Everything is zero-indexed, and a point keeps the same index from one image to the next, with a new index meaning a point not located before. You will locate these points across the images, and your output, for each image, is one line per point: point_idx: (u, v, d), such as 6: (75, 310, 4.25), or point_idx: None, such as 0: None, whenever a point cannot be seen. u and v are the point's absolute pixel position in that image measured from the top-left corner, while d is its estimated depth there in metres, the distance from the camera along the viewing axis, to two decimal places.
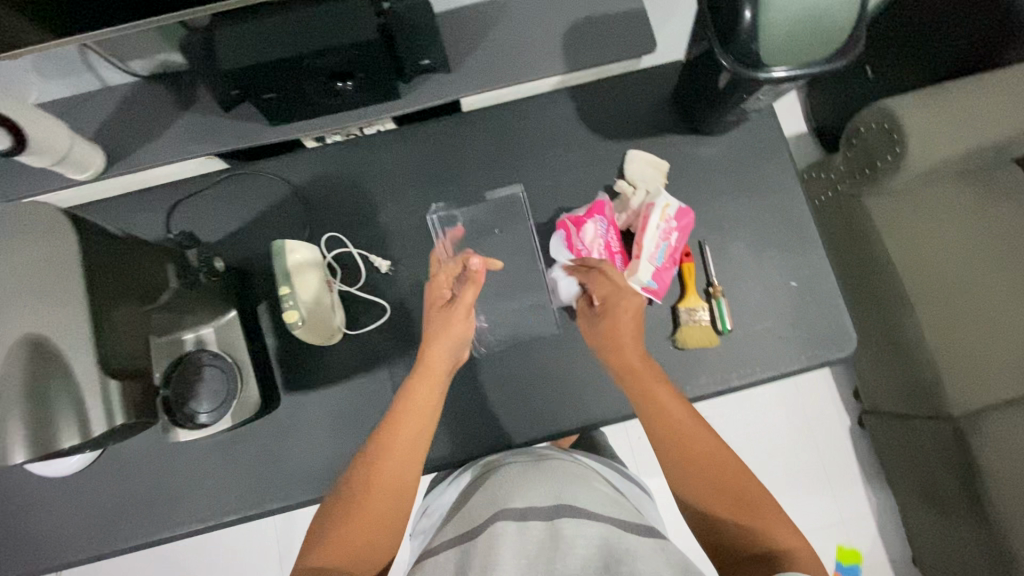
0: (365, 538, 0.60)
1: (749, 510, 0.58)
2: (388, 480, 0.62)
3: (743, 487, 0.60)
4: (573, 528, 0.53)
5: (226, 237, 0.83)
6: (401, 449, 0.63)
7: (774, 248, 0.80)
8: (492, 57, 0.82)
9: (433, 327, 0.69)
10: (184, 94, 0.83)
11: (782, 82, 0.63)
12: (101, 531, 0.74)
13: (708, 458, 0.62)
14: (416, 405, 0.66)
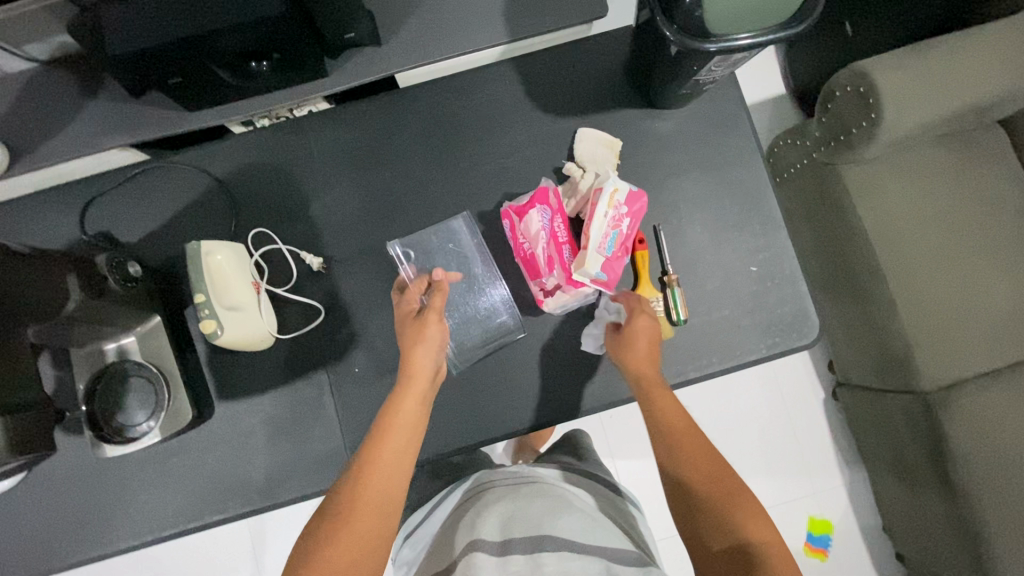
0: (348, 558, 0.52)
1: (725, 498, 0.55)
2: (377, 495, 0.55)
3: (722, 477, 0.57)
4: (558, 563, 0.51)
5: (147, 236, 0.77)
6: (387, 460, 0.57)
7: (734, 230, 0.75)
8: (426, 27, 0.75)
9: (409, 335, 0.64)
10: (88, 79, 0.75)
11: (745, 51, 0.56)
12: (34, 552, 0.71)
13: (692, 446, 0.59)
14: (405, 414, 0.60)
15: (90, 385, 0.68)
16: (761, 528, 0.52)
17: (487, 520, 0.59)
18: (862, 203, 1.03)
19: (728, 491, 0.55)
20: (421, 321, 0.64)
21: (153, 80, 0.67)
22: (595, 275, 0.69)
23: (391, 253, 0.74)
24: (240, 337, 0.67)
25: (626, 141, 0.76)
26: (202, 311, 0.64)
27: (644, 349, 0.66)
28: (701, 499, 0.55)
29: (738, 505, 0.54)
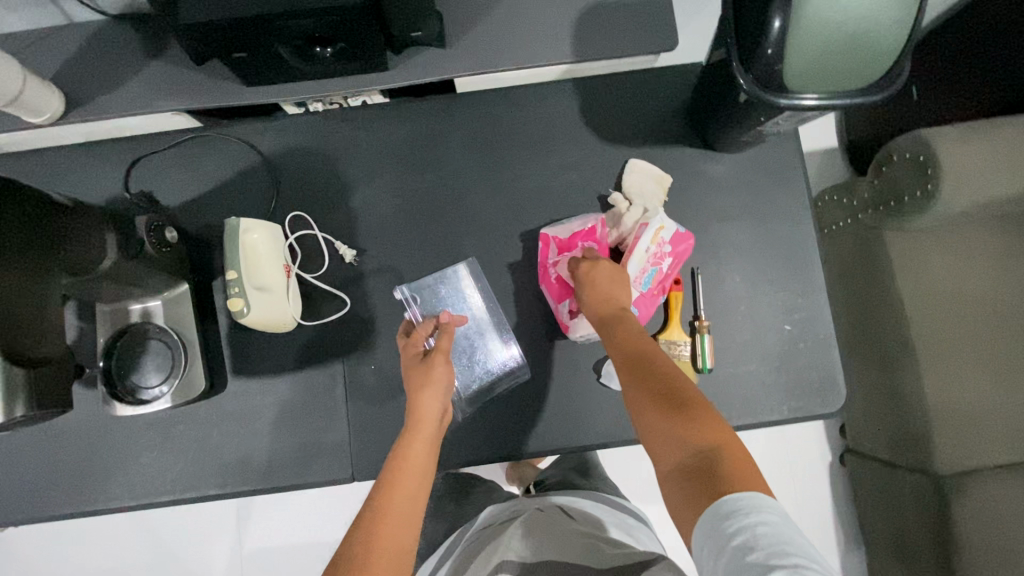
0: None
1: (685, 416, 0.51)
2: (393, 546, 0.52)
3: (686, 396, 0.53)
4: None
5: (185, 203, 0.77)
6: (402, 508, 0.56)
7: (772, 286, 0.73)
8: (492, 36, 0.75)
9: (416, 379, 0.65)
10: (155, 41, 0.76)
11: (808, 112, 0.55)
12: (30, 496, 0.71)
13: (655, 372, 0.56)
14: (414, 462, 0.59)
15: (109, 341, 0.68)
16: (721, 438, 0.49)
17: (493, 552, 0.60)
18: (904, 268, 1.00)
19: (691, 408, 0.52)
20: (428, 364, 0.66)
21: (216, 51, 0.67)
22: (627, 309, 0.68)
23: (397, 296, 0.74)
24: (262, 318, 0.66)
25: (676, 178, 0.75)
26: (230, 288, 0.64)
27: (604, 290, 0.65)
28: (662, 423, 0.52)
29: (700, 421, 0.50)
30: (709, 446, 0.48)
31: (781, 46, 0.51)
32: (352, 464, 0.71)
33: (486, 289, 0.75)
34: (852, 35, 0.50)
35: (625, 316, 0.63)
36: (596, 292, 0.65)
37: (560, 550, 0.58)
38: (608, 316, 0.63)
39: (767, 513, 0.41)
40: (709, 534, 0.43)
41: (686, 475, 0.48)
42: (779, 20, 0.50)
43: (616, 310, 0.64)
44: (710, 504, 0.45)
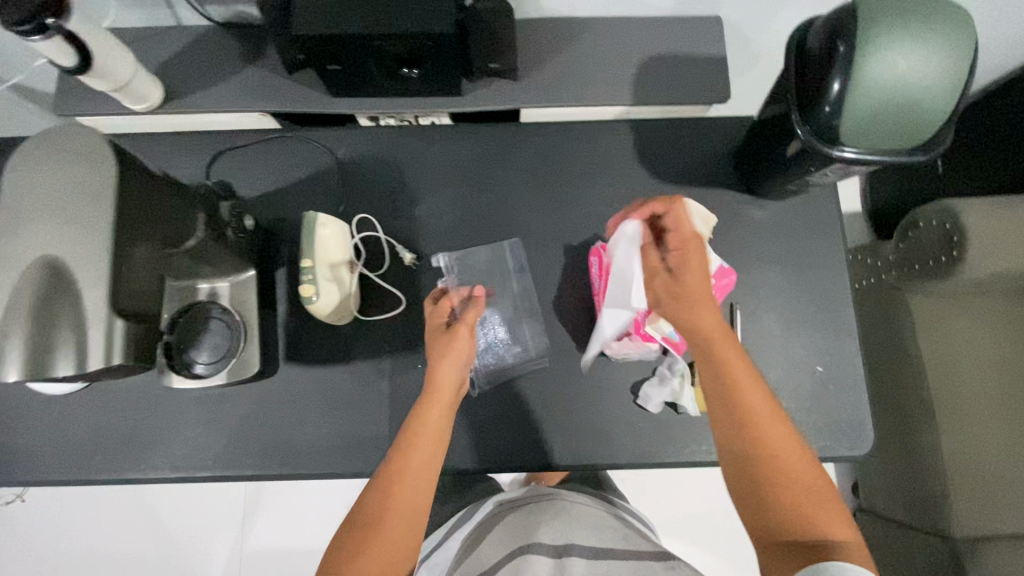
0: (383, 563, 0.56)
1: (803, 496, 0.54)
2: (403, 508, 0.59)
3: (801, 469, 0.55)
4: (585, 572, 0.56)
5: (260, 194, 0.82)
6: (413, 475, 0.61)
7: (807, 327, 0.77)
8: (560, 74, 0.82)
9: (438, 349, 0.68)
10: (253, 47, 0.83)
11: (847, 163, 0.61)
12: (76, 457, 0.73)
13: (769, 436, 0.56)
14: (428, 433, 0.63)
15: (178, 312, 0.71)
16: (833, 523, 0.52)
17: (517, 533, 0.64)
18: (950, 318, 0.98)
19: (808, 486, 0.54)
20: (450, 335, 0.68)
21: (315, 61, 0.74)
22: (667, 332, 0.71)
23: (433, 262, 0.79)
24: (324, 307, 0.70)
25: (721, 218, 0.80)
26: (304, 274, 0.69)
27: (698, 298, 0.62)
28: (770, 490, 0.54)
29: (816, 502, 0.53)
30: (825, 532, 0.52)
31: (841, 103, 0.57)
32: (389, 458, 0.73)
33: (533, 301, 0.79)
34: (911, 96, 0.55)
35: (731, 346, 0.60)
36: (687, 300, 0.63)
37: (583, 535, 0.62)
38: (716, 344, 0.60)
39: None
40: None
41: (792, 550, 0.51)
42: (840, 81, 0.56)
43: (721, 338, 0.61)
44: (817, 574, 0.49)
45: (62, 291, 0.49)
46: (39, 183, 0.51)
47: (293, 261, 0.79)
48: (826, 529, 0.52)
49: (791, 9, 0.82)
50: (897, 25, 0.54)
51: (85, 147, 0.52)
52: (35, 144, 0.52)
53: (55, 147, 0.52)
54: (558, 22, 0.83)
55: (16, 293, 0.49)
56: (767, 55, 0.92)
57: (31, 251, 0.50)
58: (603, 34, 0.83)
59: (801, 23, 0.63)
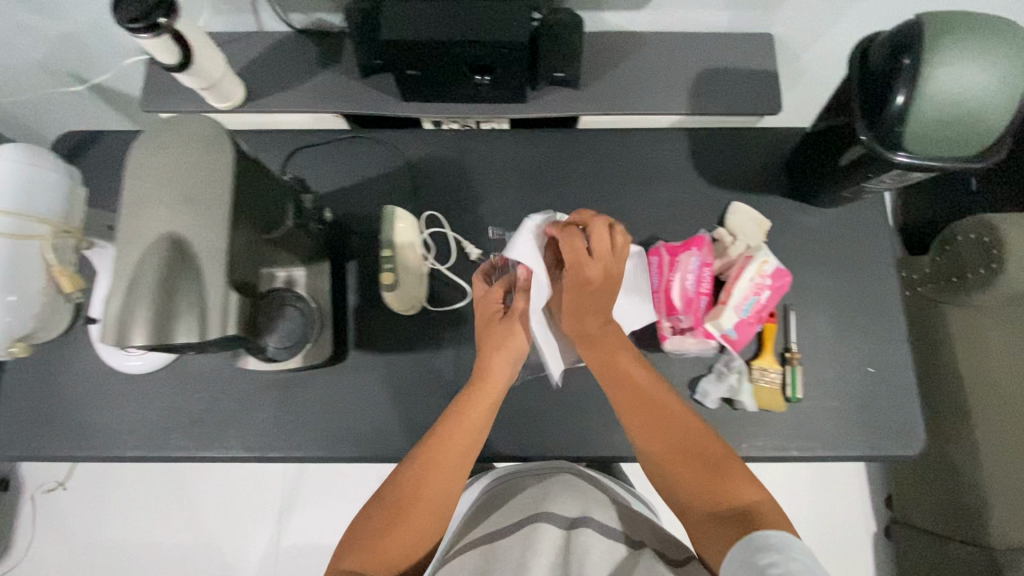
0: (407, 539, 0.63)
1: (707, 468, 0.62)
2: (434, 494, 0.64)
3: (702, 443, 0.64)
4: (588, 540, 0.64)
5: (331, 190, 0.86)
6: (445, 467, 0.65)
7: (859, 330, 0.79)
8: (620, 84, 0.86)
9: (491, 342, 0.70)
10: (330, 52, 0.88)
11: (904, 167, 0.64)
12: (154, 434, 0.77)
13: (664, 422, 0.65)
14: (465, 430, 0.66)
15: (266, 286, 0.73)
16: (746, 491, 0.60)
17: (529, 501, 0.71)
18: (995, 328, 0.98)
19: (707, 459, 0.63)
20: (509, 330, 0.70)
21: (393, 66, 0.78)
22: (725, 330, 0.74)
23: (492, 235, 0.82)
24: (399, 297, 0.75)
25: (774, 223, 0.83)
26: (385, 264, 0.74)
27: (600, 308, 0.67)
28: (678, 468, 0.63)
29: (721, 472, 0.62)
30: (734, 499, 0.60)
31: (904, 113, 0.60)
32: None
33: None
34: (970, 107, 0.58)
35: (618, 345, 0.69)
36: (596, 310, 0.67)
37: (592, 510, 0.69)
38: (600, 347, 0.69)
39: (793, 549, 0.53)
40: (739, 559, 0.54)
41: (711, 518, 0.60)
42: (903, 93, 0.60)
43: (608, 339, 0.69)
44: (741, 538, 0.56)
45: (185, 264, 0.53)
46: (159, 167, 0.55)
47: (363, 254, 0.83)
48: (736, 496, 0.60)
49: (840, 27, 0.86)
50: (959, 42, 0.58)
51: (200, 134, 0.56)
52: (154, 133, 0.56)
53: (176, 135, 0.56)
54: (618, 35, 0.87)
55: (141, 268, 0.52)
56: (813, 70, 0.96)
57: (155, 228, 0.53)
58: (661, 46, 0.87)
59: (863, 40, 0.67)
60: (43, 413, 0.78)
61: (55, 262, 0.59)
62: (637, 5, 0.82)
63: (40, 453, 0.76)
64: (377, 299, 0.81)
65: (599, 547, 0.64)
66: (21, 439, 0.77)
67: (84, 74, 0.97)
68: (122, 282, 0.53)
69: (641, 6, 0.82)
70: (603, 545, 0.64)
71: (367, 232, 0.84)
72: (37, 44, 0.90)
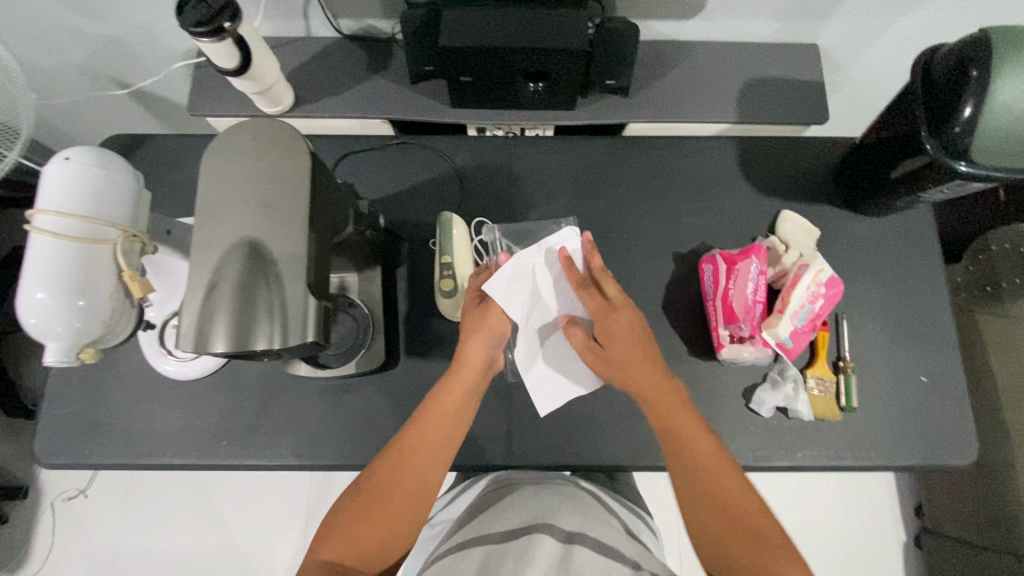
0: (384, 534, 0.59)
1: (749, 540, 0.57)
2: (412, 483, 0.61)
3: (740, 503, 0.59)
4: (585, 557, 0.54)
5: (380, 196, 0.86)
6: (422, 453, 0.63)
7: (910, 338, 0.79)
8: (669, 92, 0.86)
9: (469, 325, 0.71)
10: (379, 58, 0.88)
11: (970, 178, 0.64)
12: (202, 440, 0.75)
13: (715, 484, 0.60)
14: (443, 412, 0.65)
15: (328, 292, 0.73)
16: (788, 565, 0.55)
17: (528, 507, 0.62)
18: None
19: (747, 523, 0.58)
20: (485, 310, 0.71)
21: (448, 73, 0.78)
22: (782, 338, 0.75)
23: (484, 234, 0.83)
24: (457, 303, 0.76)
25: (822, 233, 0.83)
26: (444, 271, 0.76)
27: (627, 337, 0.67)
28: (713, 524, 0.59)
29: (761, 539, 0.57)
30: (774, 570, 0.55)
31: (972, 125, 0.61)
32: (508, 450, 0.76)
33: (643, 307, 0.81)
34: None
35: (664, 380, 0.65)
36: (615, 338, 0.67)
37: (593, 526, 0.60)
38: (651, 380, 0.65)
39: None
40: None
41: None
42: (971, 106, 0.60)
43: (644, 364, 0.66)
44: None
45: (264, 269, 0.52)
46: (234, 173, 0.54)
47: (413, 260, 0.83)
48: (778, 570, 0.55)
49: (887, 38, 0.87)
50: None
51: (274, 138, 0.56)
52: (225, 138, 0.56)
53: (251, 139, 0.56)
54: (666, 45, 0.88)
55: (220, 272, 0.52)
56: (854, 80, 0.97)
57: (234, 232, 0.53)
58: (709, 56, 0.88)
59: (925, 51, 0.68)
60: (89, 419, 0.76)
61: (125, 266, 0.58)
62: (689, 14, 0.83)
63: (87, 460, 0.75)
64: (428, 305, 0.81)
65: (596, 565, 0.54)
66: (66, 446, 0.75)
67: (125, 78, 0.97)
68: (200, 288, 0.52)
69: (693, 15, 0.83)
70: (602, 561, 0.55)
71: (416, 239, 0.84)
72: (82, 47, 0.89)
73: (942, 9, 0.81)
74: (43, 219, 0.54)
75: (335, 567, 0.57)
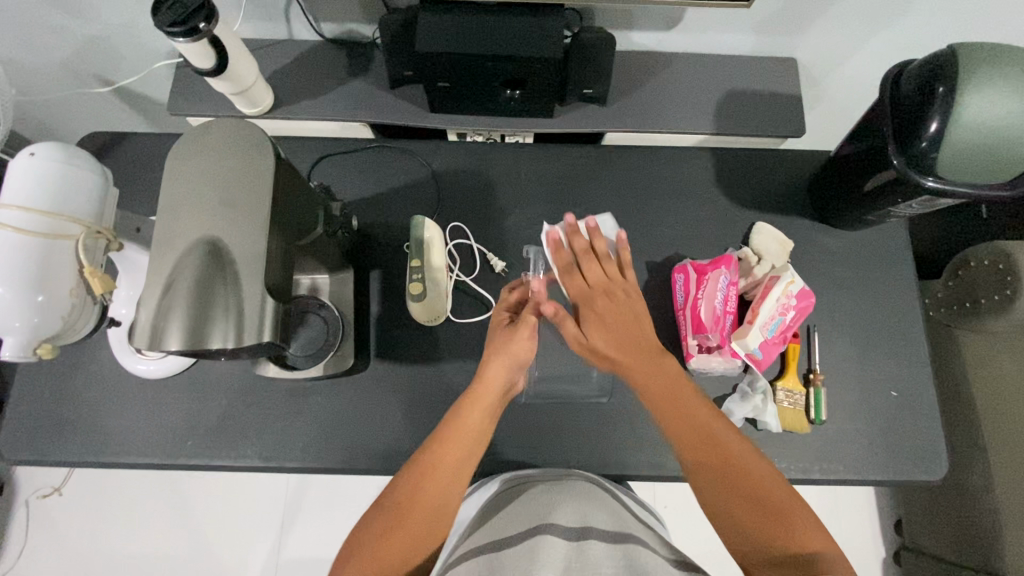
0: (410, 547, 0.58)
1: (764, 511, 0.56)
2: (434, 499, 0.60)
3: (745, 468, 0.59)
4: (599, 551, 0.54)
5: (357, 198, 0.86)
6: (447, 469, 0.62)
7: (881, 352, 0.79)
8: (647, 101, 0.87)
9: (497, 344, 0.70)
10: (360, 62, 0.88)
11: (937, 193, 0.65)
12: (169, 439, 0.75)
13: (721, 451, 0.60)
14: (471, 427, 0.65)
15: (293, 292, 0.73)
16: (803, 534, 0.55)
17: (533, 509, 0.61)
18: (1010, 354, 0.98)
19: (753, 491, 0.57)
20: (512, 331, 0.70)
21: (425, 78, 0.79)
22: (751, 349, 0.74)
23: (527, 253, 0.84)
24: (426, 306, 0.77)
25: (796, 245, 0.84)
26: (414, 274, 0.76)
27: (618, 308, 0.69)
28: (733, 505, 0.57)
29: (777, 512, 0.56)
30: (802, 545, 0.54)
31: (939, 141, 0.61)
32: (476, 458, 0.75)
33: None
34: (1005, 136, 0.58)
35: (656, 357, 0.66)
36: (603, 309, 0.69)
37: (596, 517, 0.59)
38: (631, 354, 0.67)
39: None
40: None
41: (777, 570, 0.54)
42: (937, 121, 0.60)
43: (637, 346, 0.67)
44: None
45: (222, 269, 0.53)
46: (198, 171, 0.54)
47: (388, 263, 0.83)
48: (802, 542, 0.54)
49: (863, 53, 0.88)
50: (992, 71, 0.58)
51: (240, 138, 0.56)
52: (190, 137, 0.56)
53: (217, 138, 0.55)
54: (645, 56, 0.89)
55: (177, 272, 0.52)
56: (833, 94, 0.98)
57: (192, 230, 0.53)
58: (688, 67, 0.88)
59: (893, 68, 0.68)
60: (56, 416, 0.76)
61: (87, 262, 0.57)
62: (667, 26, 0.84)
63: (51, 458, 0.75)
64: (400, 309, 0.81)
65: (610, 558, 0.53)
66: (32, 442, 0.75)
67: (109, 76, 0.97)
68: (157, 287, 0.52)
69: (671, 27, 0.84)
70: (616, 553, 0.54)
71: (392, 242, 0.84)
72: (65, 44, 0.90)
73: (916, 26, 0.82)
74: (3, 213, 0.54)
75: None
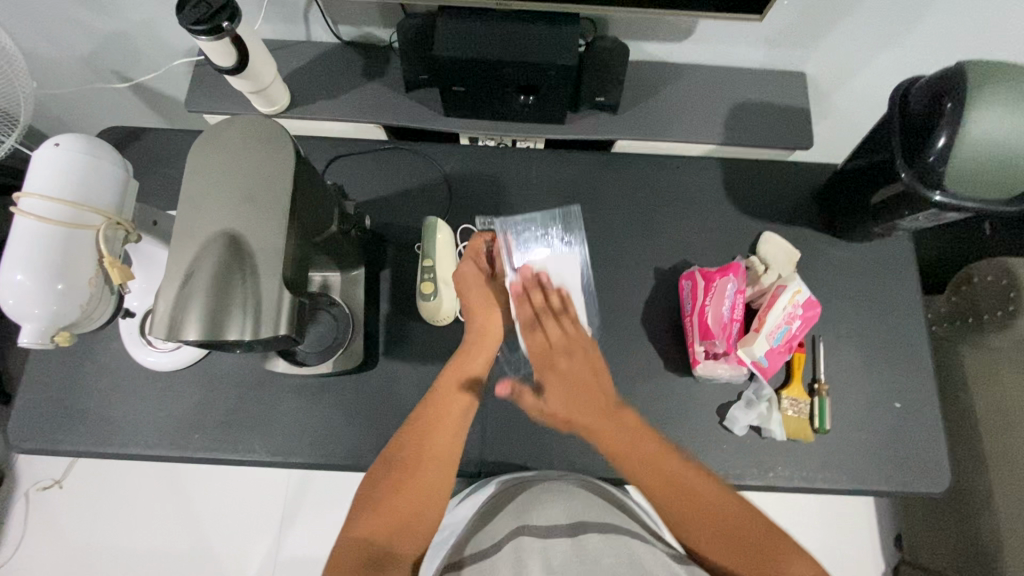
0: (415, 507, 0.59)
1: (753, 555, 0.54)
2: (436, 454, 0.63)
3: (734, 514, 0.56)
4: (597, 544, 0.54)
5: (368, 198, 0.87)
6: (448, 419, 0.66)
7: (885, 364, 0.80)
8: (657, 110, 0.88)
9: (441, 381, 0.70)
10: (376, 64, 0.90)
11: (944, 207, 0.65)
12: (176, 431, 0.75)
13: (711, 502, 0.57)
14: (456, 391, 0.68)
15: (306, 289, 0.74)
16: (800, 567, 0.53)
17: (527, 505, 0.62)
18: (1012, 370, 0.98)
19: (744, 538, 0.55)
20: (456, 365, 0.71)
21: (441, 83, 0.80)
22: (757, 357, 0.75)
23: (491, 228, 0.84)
24: (438, 306, 0.77)
25: (802, 256, 0.85)
26: (425, 274, 0.77)
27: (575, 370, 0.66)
28: (715, 542, 0.55)
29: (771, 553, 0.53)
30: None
31: (946, 154, 0.62)
32: (480, 458, 0.76)
33: (623, 319, 0.81)
34: (1011, 154, 0.59)
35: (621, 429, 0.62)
36: (563, 369, 0.67)
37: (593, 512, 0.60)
38: (591, 418, 0.63)
39: None
40: None
41: None
42: (946, 136, 0.61)
43: (592, 399, 0.64)
44: None
45: (241, 261, 0.53)
46: (219, 167, 0.55)
47: (398, 263, 0.84)
48: None
49: (872, 69, 0.89)
50: (1002, 87, 0.59)
51: (259, 135, 0.57)
52: (212, 133, 0.56)
53: (239, 134, 0.56)
54: (656, 66, 0.90)
55: (195, 262, 0.53)
56: (841, 107, 0.99)
57: (212, 224, 0.54)
58: (698, 78, 0.90)
59: (903, 82, 0.69)
60: (64, 406, 0.77)
61: (106, 252, 0.58)
62: (679, 37, 0.85)
63: (58, 447, 0.75)
64: (409, 308, 0.81)
65: (612, 550, 0.54)
66: (39, 431, 0.75)
67: (128, 73, 0.99)
68: (177, 277, 0.53)
69: (683, 38, 0.85)
70: (615, 545, 0.55)
71: (403, 242, 0.85)
72: (87, 40, 0.91)
73: (924, 44, 0.83)
74: (28, 203, 0.55)
75: (364, 543, 0.56)
